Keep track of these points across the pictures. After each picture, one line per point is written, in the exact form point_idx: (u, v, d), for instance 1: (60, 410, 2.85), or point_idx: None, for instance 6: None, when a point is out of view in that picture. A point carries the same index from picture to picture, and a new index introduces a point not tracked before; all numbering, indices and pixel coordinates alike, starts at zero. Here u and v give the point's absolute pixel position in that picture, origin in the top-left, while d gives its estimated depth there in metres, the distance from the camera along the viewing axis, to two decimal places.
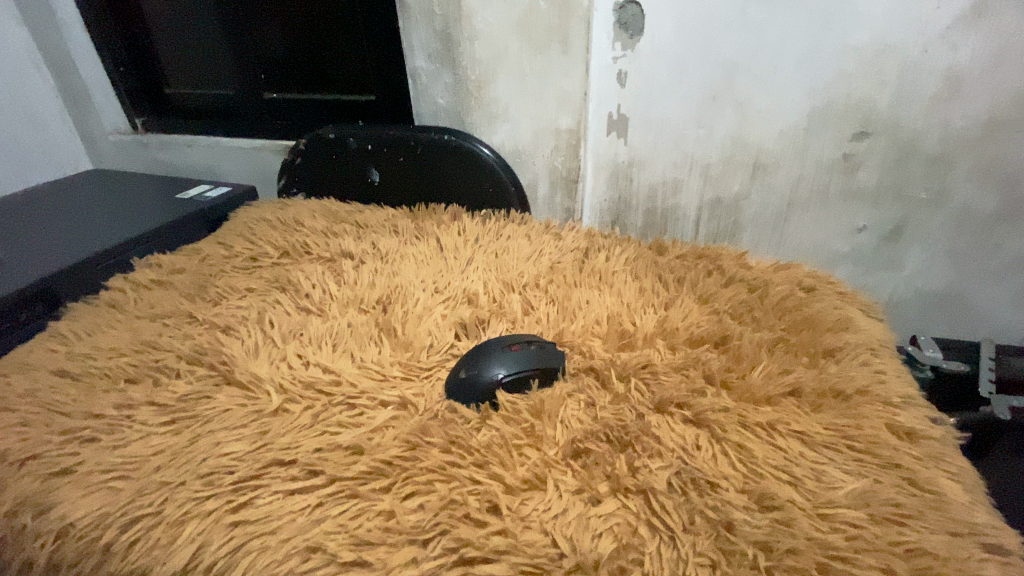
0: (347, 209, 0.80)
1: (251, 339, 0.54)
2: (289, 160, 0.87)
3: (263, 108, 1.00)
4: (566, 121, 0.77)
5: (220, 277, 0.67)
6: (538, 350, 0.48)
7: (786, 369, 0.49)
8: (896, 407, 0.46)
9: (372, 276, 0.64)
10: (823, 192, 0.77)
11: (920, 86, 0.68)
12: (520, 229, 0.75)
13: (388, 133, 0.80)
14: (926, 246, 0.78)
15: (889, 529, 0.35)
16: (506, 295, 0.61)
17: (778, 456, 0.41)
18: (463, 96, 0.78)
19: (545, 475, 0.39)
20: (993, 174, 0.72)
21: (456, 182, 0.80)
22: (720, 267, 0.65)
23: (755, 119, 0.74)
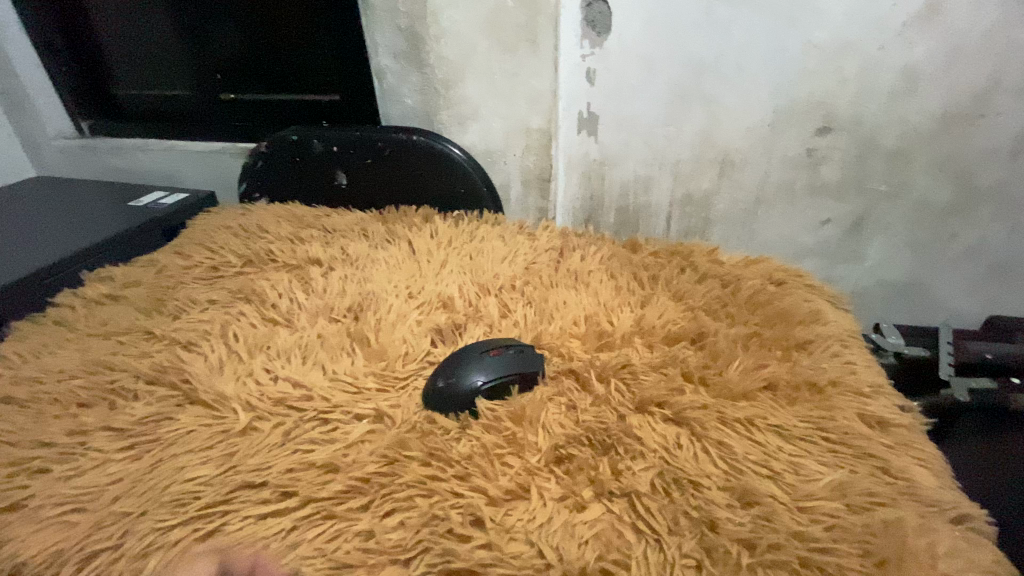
0: (313, 213, 0.78)
1: (214, 355, 0.51)
2: (251, 163, 0.84)
3: (221, 110, 0.96)
4: (537, 120, 0.77)
5: (180, 289, 0.63)
6: (517, 355, 0.48)
7: (762, 363, 0.49)
8: (867, 397, 0.47)
9: (342, 282, 0.62)
10: (789, 188, 0.78)
11: (879, 82, 0.70)
12: (494, 230, 0.73)
13: (354, 134, 0.78)
14: (887, 238, 0.81)
15: (866, 518, 0.36)
16: (483, 299, 0.60)
17: (757, 451, 0.41)
18: (430, 95, 0.76)
19: (529, 483, 0.38)
20: (949, 167, 0.75)
21: (427, 184, 0.79)
22: (693, 264, 0.66)
23: (723, 117, 0.75)
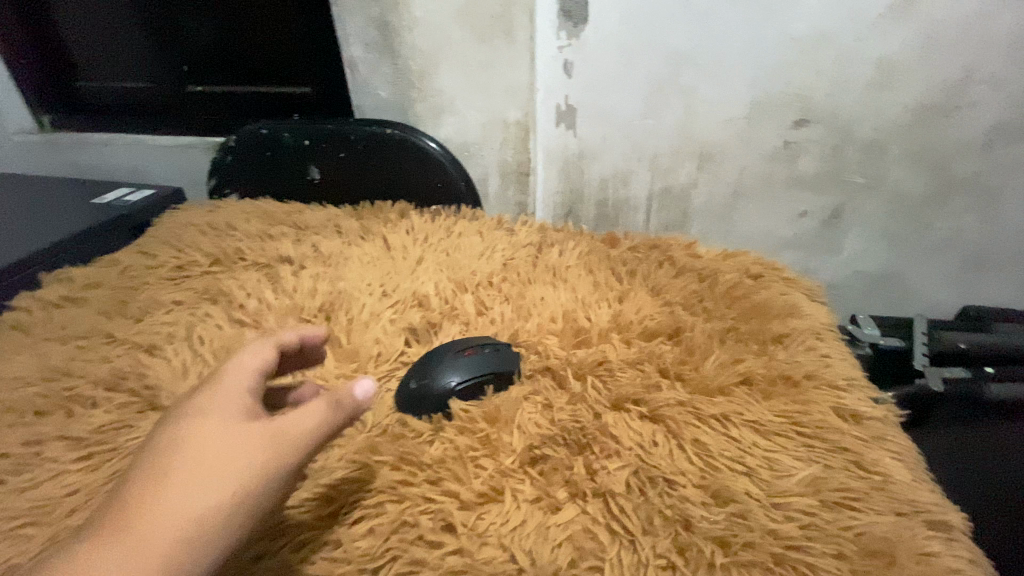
0: (285, 209, 0.75)
1: (179, 359, 0.50)
2: (220, 158, 0.82)
3: (189, 103, 0.93)
4: (514, 113, 0.76)
5: (144, 290, 0.61)
6: (493, 353, 0.47)
7: (739, 358, 0.49)
8: (841, 390, 0.47)
9: (314, 281, 0.60)
10: (768, 180, 0.78)
11: (855, 74, 0.70)
12: (471, 226, 0.72)
13: (326, 128, 0.76)
14: (863, 229, 0.82)
15: (839, 513, 0.36)
16: (459, 296, 0.59)
17: (732, 447, 0.41)
18: (404, 88, 0.74)
19: (502, 486, 0.38)
20: (923, 158, 0.75)
21: (403, 179, 0.77)
22: (671, 258, 0.66)
23: (701, 110, 0.74)
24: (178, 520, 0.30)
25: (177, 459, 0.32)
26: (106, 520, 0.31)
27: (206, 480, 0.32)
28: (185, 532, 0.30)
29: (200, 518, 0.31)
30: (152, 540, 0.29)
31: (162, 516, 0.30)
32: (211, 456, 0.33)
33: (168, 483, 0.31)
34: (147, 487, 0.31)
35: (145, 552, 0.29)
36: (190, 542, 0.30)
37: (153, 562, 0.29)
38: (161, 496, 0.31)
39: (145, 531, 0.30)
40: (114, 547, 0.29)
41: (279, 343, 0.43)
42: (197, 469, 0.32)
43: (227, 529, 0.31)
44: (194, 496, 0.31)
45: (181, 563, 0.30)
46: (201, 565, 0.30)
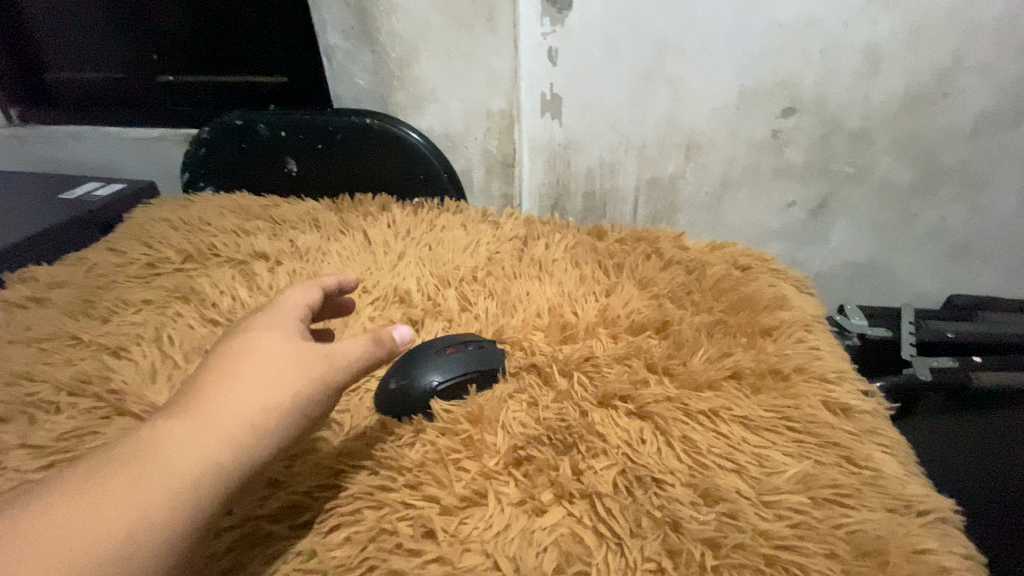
0: (261, 203, 0.73)
1: (147, 362, 0.48)
2: (193, 151, 0.79)
3: (161, 93, 0.90)
4: (498, 102, 0.74)
5: (112, 289, 0.59)
6: (476, 351, 0.45)
7: (727, 351, 0.48)
8: (831, 383, 0.46)
9: (291, 278, 0.59)
10: (755, 170, 0.77)
11: (843, 62, 0.69)
12: (454, 219, 0.70)
13: (303, 118, 0.73)
14: (851, 220, 0.81)
15: (830, 511, 0.35)
16: (441, 292, 0.57)
17: (722, 444, 0.40)
18: (383, 76, 0.72)
19: (485, 489, 0.36)
20: (910, 147, 0.75)
21: (384, 171, 0.75)
22: (658, 250, 0.64)
23: (687, 99, 0.73)
24: (240, 407, 0.30)
25: (239, 358, 0.33)
26: (168, 411, 0.31)
27: (268, 375, 0.32)
28: (249, 420, 0.30)
29: (262, 408, 0.31)
30: (216, 423, 0.29)
31: (225, 403, 0.30)
32: (271, 357, 0.33)
33: (231, 377, 0.32)
34: (210, 382, 0.32)
35: (209, 432, 0.29)
36: (251, 429, 0.30)
37: (217, 443, 0.29)
38: (224, 388, 0.31)
39: (209, 414, 0.30)
40: (179, 427, 0.29)
41: (322, 286, 0.44)
42: (258, 365, 0.33)
43: (286, 424, 0.31)
44: (256, 389, 0.31)
45: (243, 448, 0.29)
46: (261, 453, 0.30)
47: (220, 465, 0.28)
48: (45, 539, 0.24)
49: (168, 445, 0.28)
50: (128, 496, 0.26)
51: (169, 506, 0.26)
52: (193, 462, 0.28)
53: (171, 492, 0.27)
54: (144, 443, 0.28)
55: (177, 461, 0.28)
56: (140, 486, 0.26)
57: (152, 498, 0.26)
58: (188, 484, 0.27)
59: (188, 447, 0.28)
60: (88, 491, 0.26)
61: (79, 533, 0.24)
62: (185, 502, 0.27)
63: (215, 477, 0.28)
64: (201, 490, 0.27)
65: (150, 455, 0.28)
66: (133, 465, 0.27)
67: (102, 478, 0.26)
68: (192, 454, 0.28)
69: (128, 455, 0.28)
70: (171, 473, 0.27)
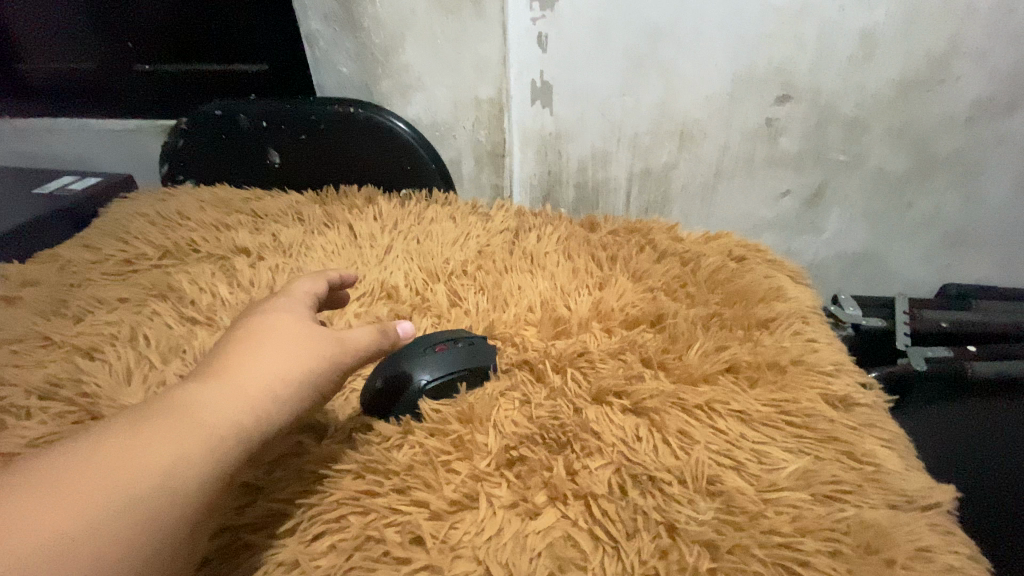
0: (243, 196, 0.71)
1: (121, 362, 0.46)
2: (171, 142, 0.76)
3: (136, 83, 0.87)
4: (486, 90, 0.72)
5: (86, 287, 0.56)
6: (466, 347, 0.44)
7: (724, 344, 0.47)
8: (829, 375, 0.45)
9: (273, 274, 0.57)
10: (749, 159, 0.76)
11: (838, 48, 0.67)
12: (443, 211, 0.68)
13: (285, 108, 0.71)
14: (844, 209, 0.80)
15: (832, 508, 0.34)
16: (430, 287, 0.55)
17: (719, 440, 0.39)
18: (368, 64, 0.70)
19: (476, 492, 0.35)
20: (904, 136, 0.74)
21: (370, 162, 0.73)
22: (652, 242, 0.63)
23: (680, 86, 0.71)
24: (263, 374, 0.33)
25: (258, 335, 0.35)
26: (191, 377, 0.33)
27: (286, 349, 0.35)
28: (271, 385, 0.32)
29: (283, 376, 0.33)
30: (241, 386, 0.32)
31: (248, 371, 0.33)
32: (287, 335, 0.36)
33: (251, 349, 0.34)
34: (231, 354, 0.34)
35: (234, 393, 0.31)
36: (273, 393, 0.32)
37: (243, 402, 0.31)
38: (246, 358, 0.33)
39: (233, 379, 0.32)
40: (207, 388, 0.31)
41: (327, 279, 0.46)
42: (276, 341, 0.35)
43: (303, 394, 0.34)
44: (276, 361, 0.34)
45: (265, 410, 0.32)
46: (281, 416, 0.32)
47: (246, 422, 0.30)
48: (90, 476, 0.25)
49: (197, 403, 0.30)
50: (163, 443, 0.27)
51: (202, 455, 0.28)
52: (222, 418, 0.30)
53: (203, 442, 0.29)
54: (174, 402, 0.30)
55: (207, 416, 0.30)
56: (174, 435, 0.28)
57: (186, 445, 0.28)
58: (218, 437, 0.29)
59: (217, 405, 0.30)
60: (125, 438, 0.27)
61: (121, 472, 0.26)
62: (215, 453, 0.29)
63: (242, 433, 0.30)
64: (229, 444, 0.29)
65: (182, 410, 0.29)
66: (166, 418, 0.29)
67: (136, 428, 0.28)
68: (223, 411, 0.30)
69: (159, 411, 0.29)
70: (201, 426, 0.29)
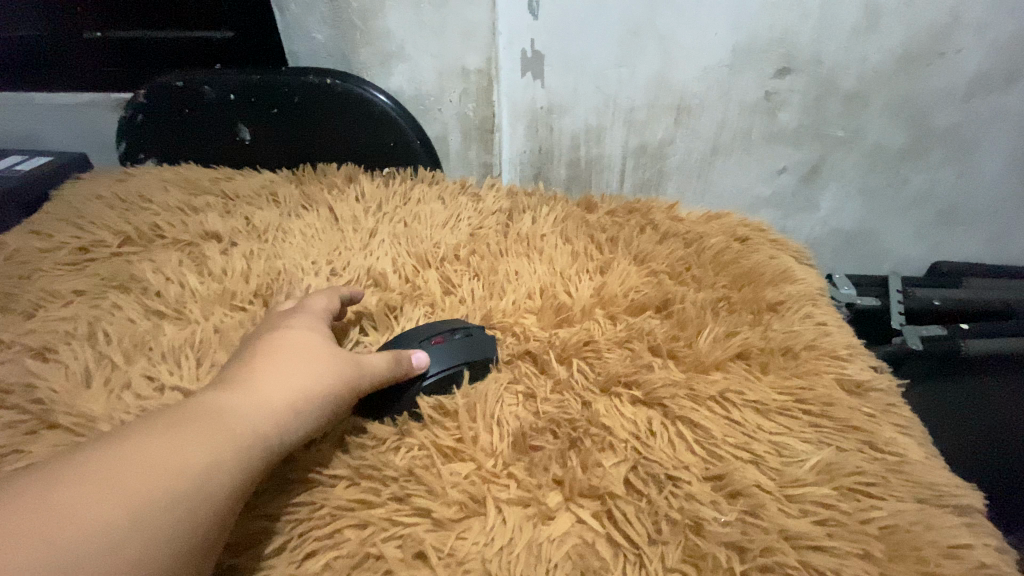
0: (211, 176, 0.65)
1: (79, 363, 0.41)
2: (128, 117, 0.69)
3: (86, 52, 0.79)
4: (474, 60, 0.67)
5: (37, 279, 0.51)
6: (465, 339, 0.41)
7: (734, 330, 0.45)
8: (844, 360, 0.44)
9: (247, 261, 0.52)
10: (746, 134, 0.73)
11: (842, 17, 0.64)
12: (431, 191, 0.64)
13: (254, 79, 0.65)
14: (840, 186, 0.79)
15: (858, 504, 0.33)
16: (421, 273, 0.52)
17: (736, 433, 0.37)
18: (344, 29, 0.65)
19: (483, 497, 0.32)
20: (903, 110, 0.71)
21: (350, 138, 0.68)
22: (653, 223, 0.60)
23: (678, 56, 0.67)
24: (284, 383, 0.31)
25: (276, 346, 0.34)
26: (209, 385, 0.31)
27: (307, 360, 0.33)
28: (294, 394, 0.31)
29: (304, 385, 0.31)
30: (263, 393, 0.30)
31: (269, 379, 0.31)
32: (308, 345, 0.34)
33: (272, 359, 0.32)
34: (250, 363, 0.32)
35: (258, 404, 0.29)
36: (296, 403, 0.31)
37: (266, 410, 0.29)
38: (269, 368, 0.32)
39: (255, 387, 0.30)
40: (229, 395, 0.30)
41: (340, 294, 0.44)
42: (296, 352, 0.33)
43: (326, 405, 0.32)
44: (296, 370, 0.32)
45: (287, 420, 0.30)
46: (303, 426, 0.31)
47: (269, 431, 0.29)
48: (112, 479, 0.23)
49: (219, 409, 0.28)
50: (186, 449, 0.26)
51: (225, 464, 0.26)
52: (246, 426, 0.28)
53: (227, 449, 0.27)
54: (196, 407, 0.28)
55: (231, 422, 0.28)
56: (198, 440, 0.26)
57: (210, 452, 0.26)
58: (241, 446, 0.27)
59: (240, 411, 0.29)
60: (146, 441, 0.25)
61: (143, 476, 0.24)
62: (239, 462, 0.27)
63: (265, 443, 0.29)
64: (252, 454, 0.28)
65: (205, 415, 0.28)
66: (188, 421, 0.27)
67: (157, 432, 0.26)
68: (248, 421, 0.28)
69: (179, 415, 0.28)
70: (224, 432, 0.27)
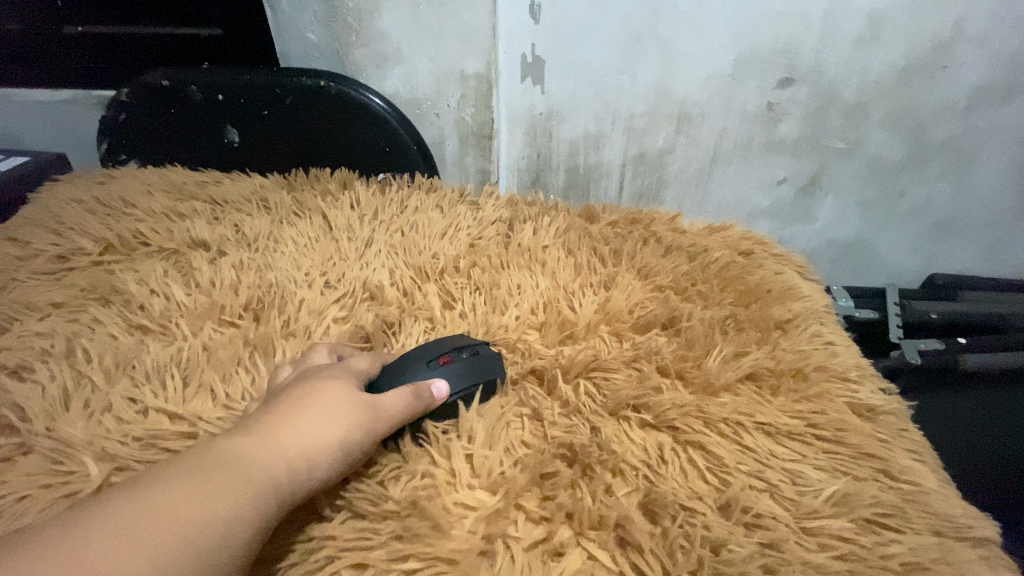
0: (198, 180, 0.63)
1: (57, 383, 0.39)
2: (110, 117, 0.66)
3: (67, 47, 0.75)
4: (472, 63, 0.66)
5: (12, 289, 0.48)
6: (474, 359, 0.39)
7: (743, 350, 0.44)
8: (853, 383, 0.43)
9: (237, 272, 0.50)
10: (747, 144, 0.73)
11: (844, 30, 0.64)
12: (428, 199, 0.62)
13: (244, 79, 0.63)
14: (839, 197, 0.78)
15: (877, 538, 0.32)
16: (420, 287, 0.50)
17: (750, 460, 0.36)
18: (339, 30, 0.63)
19: (490, 531, 0.31)
20: (903, 122, 0.71)
21: (345, 142, 0.66)
22: (655, 235, 0.59)
23: (679, 64, 0.66)
24: (305, 431, 0.30)
25: (298, 392, 0.32)
26: (230, 430, 0.30)
27: (328, 404, 0.32)
28: (313, 441, 0.29)
29: (327, 433, 0.30)
30: (287, 441, 0.29)
31: (288, 426, 0.30)
32: (330, 390, 0.33)
33: (296, 405, 0.31)
34: (274, 408, 0.31)
35: (281, 452, 0.28)
36: (316, 453, 0.29)
37: (289, 459, 0.28)
38: (293, 413, 0.30)
39: (274, 433, 0.29)
40: (250, 441, 0.28)
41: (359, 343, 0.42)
42: (318, 397, 0.32)
43: (345, 453, 0.30)
44: (316, 417, 0.31)
45: (304, 469, 0.28)
46: (320, 475, 0.29)
47: (286, 481, 0.27)
48: (127, 531, 0.22)
49: (241, 457, 0.27)
50: (203, 497, 0.24)
51: (242, 514, 0.25)
52: (265, 474, 0.27)
53: (246, 500, 0.25)
54: (214, 454, 0.27)
55: (253, 472, 0.26)
56: (218, 492, 0.25)
57: (228, 501, 0.25)
58: (258, 497, 0.26)
59: (263, 459, 0.27)
60: (165, 489, 0.24)
61: (166, 528, 0.22)
62: (257, 518, 0.25)
63: (282, 493, 0.27)
64: (269, 505, 0.26)
65: (224, 462, 0.26)
66: (211, 469, 0.26)
67: (176, 478, 0.25)
68: (270, 470, 0.27)
69: (197, 465, 0.26)
70: (242, 482, 0.26)
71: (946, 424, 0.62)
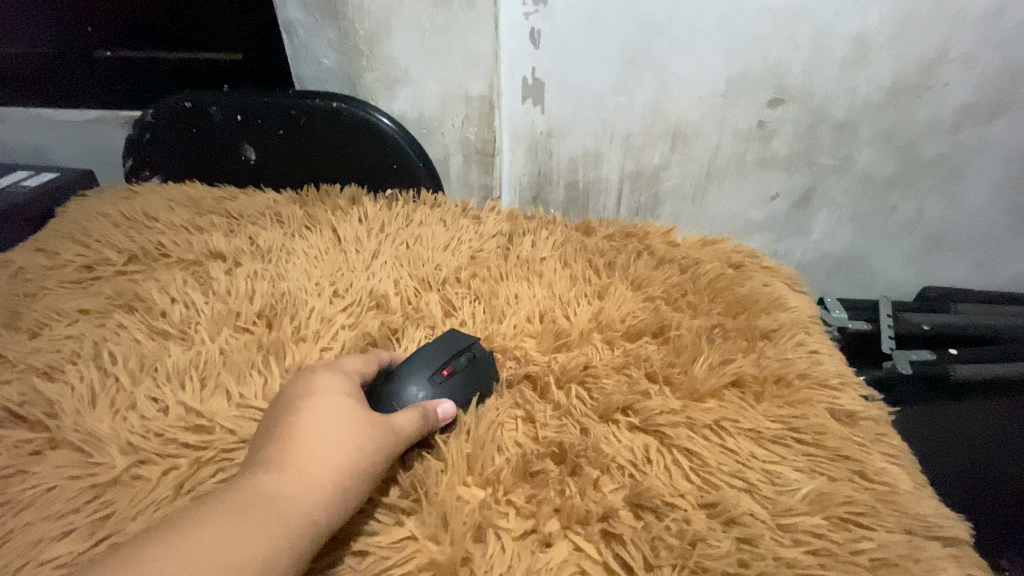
0: (216, 195, 0.66)
1: (86, 384, 0.42)
2: (135, 136, 0.71)
3: (95, 70, 0.80)
4: (476, 86, 0.69)
5: (42, 297, 0.52)
6: (471, 365, 0.42)
7: (729, 358, 0.46)
8: (835, 390, 0.45)
9: (251, 282, 0.53)
10: (739, 161, 0.75)
11: (832, 52, 0.66)
12: (433, 213, 0.65)
13: (259, 101, 0.67)
14: (832, 212, 0.80)
15: (848, 534, 0.34)
16: (422, 296, 0.53)
17: (731, 461, 0.38)
18: (350, 54, 0.67)
19: (483, 523, 0.33)
20: (892, 140, 0.73)
21: (355, 160, 0.70)
22: (649, 248, 0.62)
23: (673, 85, 0.69)
24: (329, 462, 0.31)
25: (314, 413, 0.33)
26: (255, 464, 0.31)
27: (348, 432, 0.33)
28: (339, 473, 0.31)
29: (349, 462, 0.32)
30: (312, 474, 0.30)
31: (311, 455, 0.31)
32: (345, 413, 0.34)
33: (315, 433, 0.32)
34: (293, 435, 0.32)
35: (308, 485, 0.30)
36: (340, 484, 0.31)
37: (316, 492, 0.30)
38: (315, 442, 0.32)
39: (302, 467, 0.30)
40: (277, 477, 0.29)
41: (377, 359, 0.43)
42: (335, 423, 0.33)
43: (367, 480, 0.32)
44: (338, 445, 0.32)
45: (332, 499, 0.30)
46: (346, 504, 0.31)
47: (318, 516, 0.29)
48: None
49: (272, 494, 0.28)
50: (246, 542, 0.26)
51: (284, 552, 0.27)
52: (300, 510, 0.28)
53: (282, 539, 0.27)
54: (250, 492, 0.28)
55: (285, 509, 0.28)
56: (256, 533, 0.26)
57: (269, 542, 0.26)
58: (292, 532, 0.27)
59: (292, 495, 0.29)
60: (206, 535, 0.25)
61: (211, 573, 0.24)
62: (293, 552, 0.27)
63: (313, 526, 0.29)
64: (304, 541, 0.28)
65: (263, 501, 0.28)
66: (245, 508, 0.27)
67: (214, 522, 0.26)
68: (300, 506, 0.29)
69: (231, 506, 0.27)
70: (276, 520, 0.27)
71: (938, 431, 0.63)
